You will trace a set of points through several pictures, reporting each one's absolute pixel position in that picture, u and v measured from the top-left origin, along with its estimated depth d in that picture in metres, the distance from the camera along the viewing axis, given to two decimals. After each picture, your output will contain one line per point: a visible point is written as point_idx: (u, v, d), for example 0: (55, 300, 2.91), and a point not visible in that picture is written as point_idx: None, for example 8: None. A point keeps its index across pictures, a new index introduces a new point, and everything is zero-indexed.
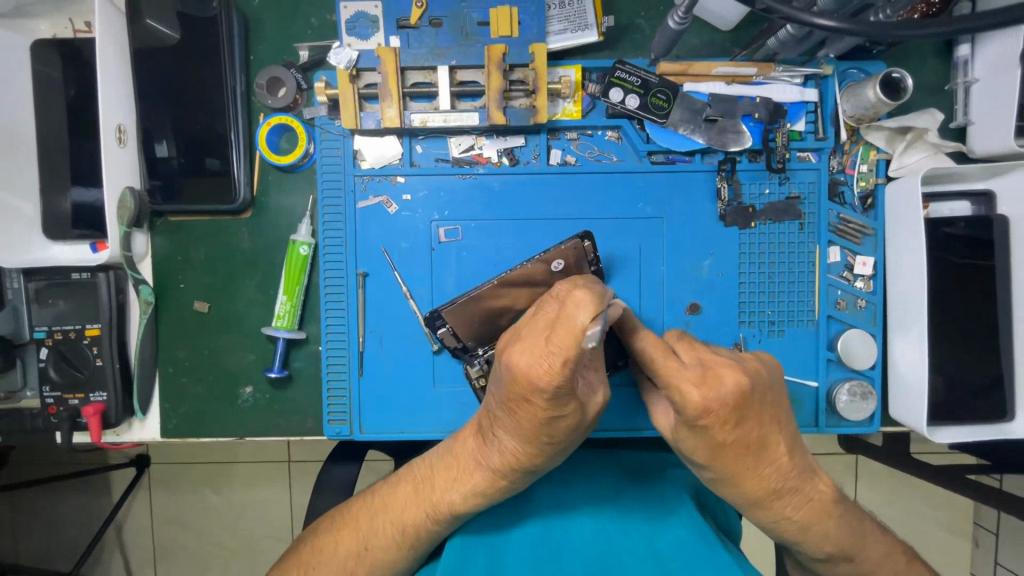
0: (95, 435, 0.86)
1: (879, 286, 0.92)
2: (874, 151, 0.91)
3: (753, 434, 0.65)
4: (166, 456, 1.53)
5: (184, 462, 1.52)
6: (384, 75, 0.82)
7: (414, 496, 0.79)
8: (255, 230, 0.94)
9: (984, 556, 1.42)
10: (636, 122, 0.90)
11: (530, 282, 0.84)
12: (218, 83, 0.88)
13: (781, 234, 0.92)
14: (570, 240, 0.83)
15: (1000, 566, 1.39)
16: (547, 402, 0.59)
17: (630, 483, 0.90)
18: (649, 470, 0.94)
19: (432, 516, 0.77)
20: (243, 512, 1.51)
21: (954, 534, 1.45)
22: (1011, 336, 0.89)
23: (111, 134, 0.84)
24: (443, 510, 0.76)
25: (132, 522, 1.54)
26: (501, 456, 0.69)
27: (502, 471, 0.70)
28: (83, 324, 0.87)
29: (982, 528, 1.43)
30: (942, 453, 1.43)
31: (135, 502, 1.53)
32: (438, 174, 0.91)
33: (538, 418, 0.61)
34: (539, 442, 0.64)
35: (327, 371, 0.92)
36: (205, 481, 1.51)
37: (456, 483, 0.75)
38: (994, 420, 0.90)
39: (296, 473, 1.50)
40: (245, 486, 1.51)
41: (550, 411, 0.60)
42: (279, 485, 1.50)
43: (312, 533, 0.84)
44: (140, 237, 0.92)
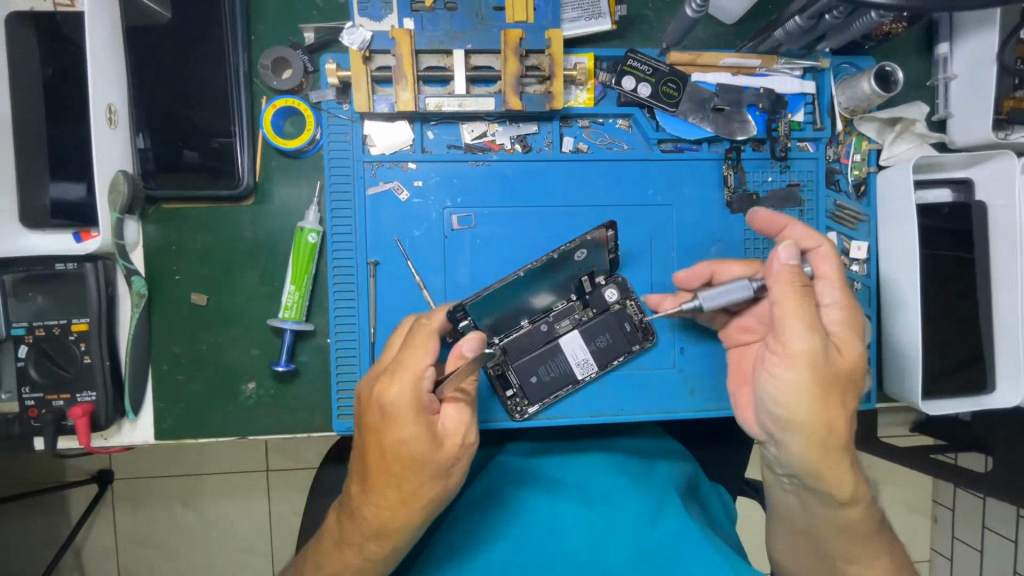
0: (83, 439, 0.80)
1: (873, 269, 0.97)
2: (866, 141, 0.96)
3: (829, 366, 0.70)
4: (136, 469, 1.43)
5: (161, 473, 1.42)
6: (398, 56, 0.81)
7: (392, 493, 0.71)
8: (257, 218, 0.90)
9: (942, 530, 1.52)
10: (646, 110, 0.92)
11: (551, 269, 0.86)
12: (221, 65, 0.85)
13: (783, 221, 0.95)
14: (596, 230, 0.84)
15: (956, 539, 1.49)
16: (417, 343, 0.72)
17: (626, 481, 0.92)
18: (642, 467, 0.97)
19: (413, 519, 0.72)
20: (224, 524, 1.44)
21: (915, 511, 1.54)
22: (990, 316, 0.96)
23: (101, 113, 0.77)
24: (395, 518, 0.72)
25: (95, 542, 1.43)
26: (451, 438, 0.73)
27: (457, 459, 0.73)
28: (69, 318, 0.80)
29: (940, 505, 1.52)
30: (906, 435, 1.52)
31: (101, 519, 1.43)
32: (450, 161, 0.90)
33: (402, 364, 0.71)
34: (425, 420, 0.70)
35: (336, 365, 0.88)
36: (180, 493, 1.43)
37: (389, 490, 0.71)
38: (975, 390, 0.96)
39: (276, 481, 1.44)
40: (223, 497, 1.43)
41: (411, 358, 0.71)
42: (261, 494, 1.43)
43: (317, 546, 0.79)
44: (132, 225, 0.85)
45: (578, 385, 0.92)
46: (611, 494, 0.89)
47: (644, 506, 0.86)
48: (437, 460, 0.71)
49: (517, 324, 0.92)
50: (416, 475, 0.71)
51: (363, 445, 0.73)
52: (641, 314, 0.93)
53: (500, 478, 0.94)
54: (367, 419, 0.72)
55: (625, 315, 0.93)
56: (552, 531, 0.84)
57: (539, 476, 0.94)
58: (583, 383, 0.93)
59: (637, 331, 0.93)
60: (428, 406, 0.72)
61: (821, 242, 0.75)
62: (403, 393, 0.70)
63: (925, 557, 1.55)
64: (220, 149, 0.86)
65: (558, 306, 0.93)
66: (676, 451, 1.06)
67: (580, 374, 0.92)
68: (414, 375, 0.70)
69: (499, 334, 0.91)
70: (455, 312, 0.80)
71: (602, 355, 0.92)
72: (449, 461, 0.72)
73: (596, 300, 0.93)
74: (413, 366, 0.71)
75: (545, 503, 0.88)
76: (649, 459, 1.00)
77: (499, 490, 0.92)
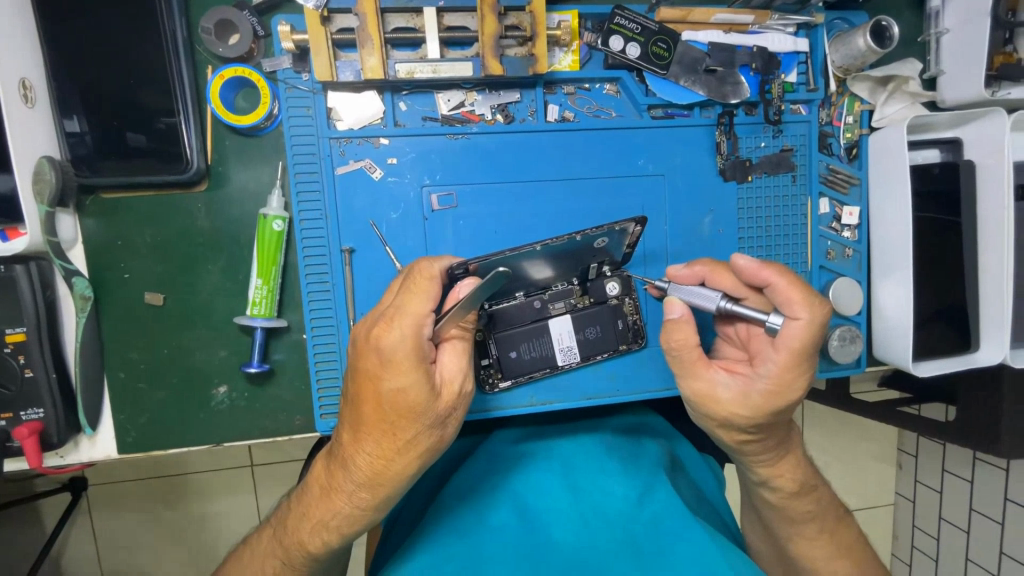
0: (34, 460, 0.72)
1: (864, 235, 0.96)
2: (858, 102, 0.93)
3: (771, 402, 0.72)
4: (105, 474, 1.35)
5: (134, 477, 1.35)
6: (362, 16, 0.72)
7: (384, 441, 0.66)
8: (214, 206, 0.81)
9: (906, 476, 1.59)
10: (635, 73, 0.86)
11: (560, 255, 0.78)
12: (155, 28, 0.73)
13: (776, 187, 0.92)
14: (626, 222, 0.75)
15: (919, 483, 1.55)
16: (419, 290, 0.66)
17: (611, 456, 0.91)
18: (629, 444, 0.96)
19: (408, 469, 0.68)
20: (205, 526, 1.37)
21: (883, 461, 1.61)
22: (978, 276, 0.96)
23: (12, 90, 0.66)
24: (390, 469, 0.67)
25: (70, 554, 1.35)
26: (446, 384, 0.69)
27: (453, 409, 0.70)
28: (2, 329, 0.71)
29: (905, 452, 1.59)
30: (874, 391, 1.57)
31: (73, 529, 1.35)
32: (425, 135, 0.82)
33: (403, 307, 0.65)
34: (426, 367, 0.65)
35: (313, 362, 0.82)
36: (156, 498, 1.36)
37: (386, 436, 0.66)
38: (960, 351, 0.97)
39: (260, 478, 1.37)
40: (201, 499, 1.37)
41: (412, 302, 0.66)
42: (242, 494, 1.37)
43: (284, 521, 0.72)
44: (66, 218, 0.75)
45: (556, 370, 0.89)
46: (600, 476, 0.87)
47: (631, 489, 0.84)
48: (435, 409, 0.67)
49: (512, 294, 0.87)
50: (413, 420, 0.66)
51: (356, 392, 0.68)
52: (635, 315, 0.91)
53: (485, 466, 0.92)
54: (363, 364, 0.66)
55: (620, 312, 0.90)
56: (539, 515, 0.82)
57: (526, 458, 0.92)
58: (564, 369, 0.89)
59: (628, 330, 0.90)
60: (428, 354, 0.67)
61: (799, 316, 0.69)
62: (404, 338, 0.64)
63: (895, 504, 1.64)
64: (165, 129, 0.76)
65: (556, 286, 0.88)
66: (664, 432, 1.04)
67: (561, 361, 0.89)
68: (414, 321, 0.65)
69: (491, 299, 0.85)
70: (453, 268, 0.73)
71: (588, 346, 0.89)
72: (445, 408, 0.69)
73: (596, 290, 0.89)
74: (414, 311, 0.65)
75: (537, 489, 0.86)
76: (639, 437, 0.99)
77: (485, 477, 0.90)
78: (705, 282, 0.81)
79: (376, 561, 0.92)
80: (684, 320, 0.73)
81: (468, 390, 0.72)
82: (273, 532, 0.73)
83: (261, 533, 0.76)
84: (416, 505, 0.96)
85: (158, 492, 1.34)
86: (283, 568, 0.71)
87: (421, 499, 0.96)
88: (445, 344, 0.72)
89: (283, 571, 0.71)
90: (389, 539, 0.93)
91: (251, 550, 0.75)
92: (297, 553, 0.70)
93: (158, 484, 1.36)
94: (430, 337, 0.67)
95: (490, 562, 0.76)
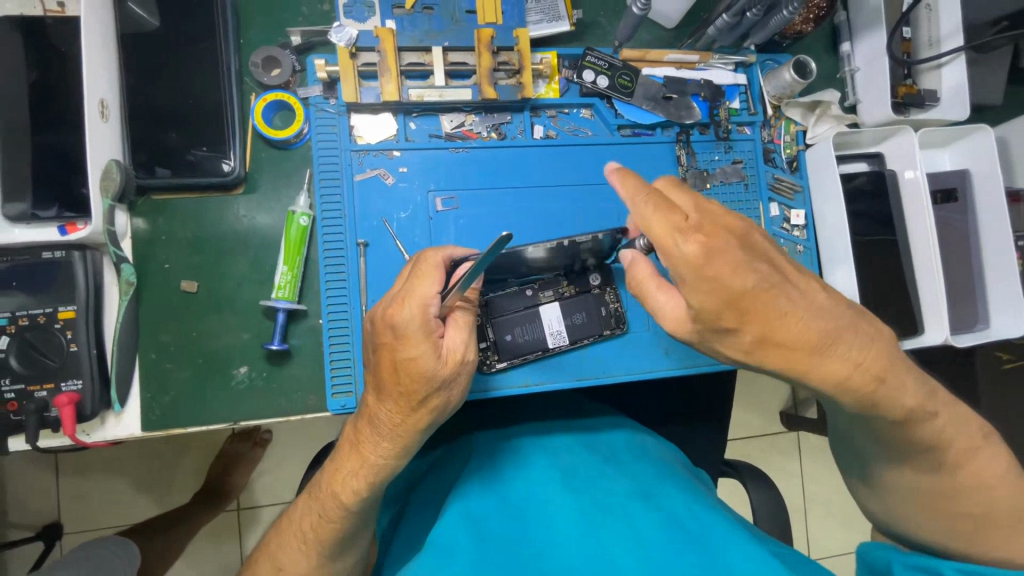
0: (69, 428, 0.78)
1: (812, 233, 1.10)
2: (794, 124, 1.12)
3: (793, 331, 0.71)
4: (83, 522, 1.49)
5: (110, 523, 1.49)
6: (383, 53, 0.90)
7: (401, 405, 0.76)
8: (249, 206, 0.94)
9: None
10: (606, 100, 1.04)
11: (549, 246, 0.90)
12: (214, 63, 0.90)
13: (731, 193, 1.08)
14: (606, 221, 0.88)
15: None
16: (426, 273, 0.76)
17: (608, 461, 0.97)
18: (627, 450, 1.02)
19: (422, 424, 0.78)
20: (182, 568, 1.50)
21: None
22: (914, 269, 1.10)
23: (94, 107, 0.80)
24: (405, 430, 0.77)
25: None
26: (452, 357, 0.77)
27: (457, 375, 0.78)
28: (55, 306, 0.80)
29: None
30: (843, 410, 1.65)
31: None
32: (432, 149, 0.97)
33: (413, 288, 0.75)
34: (434, 339, 0.74)
35: (328, 344, 0.91)
36: None
37: (401, 401, 0.75)
38: (911, 334, 1.09)
39: (247, 520, 1.53)
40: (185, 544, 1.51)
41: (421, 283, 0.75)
42: (230, 535, 1.52)
43: (320, 483, 0.85)
44: (120, 214, 0.87)
45: (548, 352, 0.98)
46: (600, 475, 0.93)
47: (629, 487, 0.90)
48: (442, 375, 0.75)
49: (506, 283, 0.99)
50: (422, 389, 0.75)
51: (375, 364, 0.78)
52: (617, 303, 1.02)
53: (490, 453, 0.99)
54: (380, 339, 0.75)
55: (603, 300, 1.01)
56: (541, 494, 0.89)
57: (528, 449, 1.00)
58: (555, 352, 0.99)
59: (611, 316, 1.01)
60: (436, 328, 0.76)
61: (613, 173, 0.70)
62: (414, 316, 0.73)
63: None
64: (193, 160, 0.89)
65: (546, 277, 1.00)
66: (662, 440, 1.11)
67: (552, 344, 0.98)
68: (422, 300, 0.74)
69: (490, 289, 0.99)
70: (457, 256, 0.82)
71: (577, 330, 0.99)
72: (450, 379, 0.77)
73: (580, 280, 1.01)
74: (422, 293, 0.74)
75: (538, 472, 0.94)
76: (639, 439, 1.06)
77: (492, 461, 0.98)
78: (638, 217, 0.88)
79: (388, 550, 1.00)
80: (637, 258, 0.76)
81: (475, 357, 0.80)
82: (310, 494, 0.88)
83: (298, 500, 0.91)
84: (427, 490, 1.03)
85: None
86: (319, 519, 0.84)
87: (432, 483, 1.03)
88: (454, 318, 0.80)
89: (319, 523, 0.84)
90: (403, 519, 1.02)
91: (293, 512, 0.90)
92: (331, 506, 0.82)
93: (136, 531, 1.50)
94: (437, 315, 0.76)
95: (496, 534, 0.83)
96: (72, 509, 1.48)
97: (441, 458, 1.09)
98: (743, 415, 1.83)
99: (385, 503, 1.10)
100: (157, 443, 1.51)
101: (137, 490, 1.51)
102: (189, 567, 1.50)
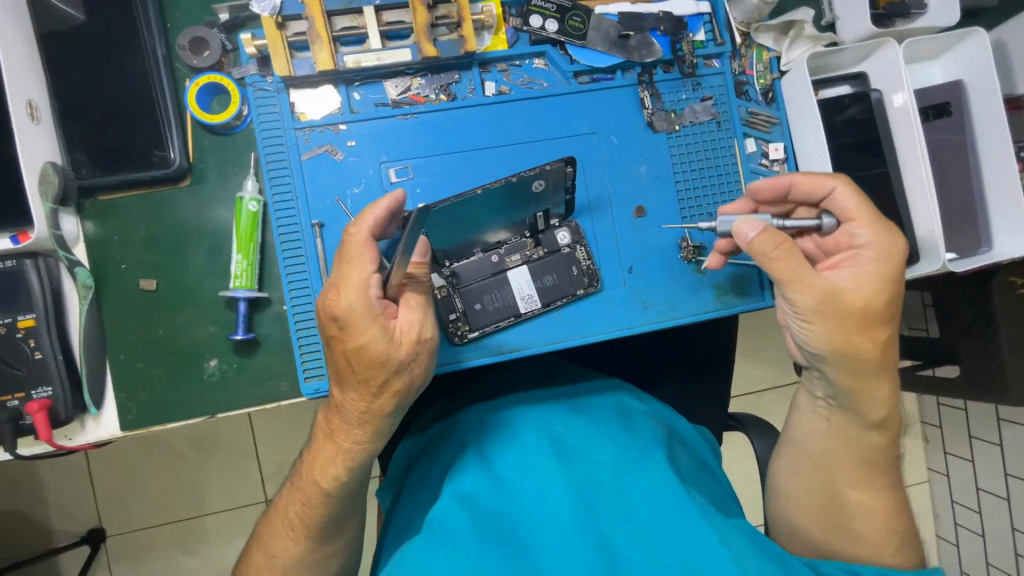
0: (44, 433, 0.79)
1: (793, 168, 1.04)
2: (766, 52, 1.04)
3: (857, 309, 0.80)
4: (121, 525, 1.55)
5: (145, 525, 1.55)
6: (310, 19, 0.85)
7: (363, 391, 0.75)
8: (197, 196, 0.92)
9: (935, 449, 1.71)
10: (559, 47, 0.98)
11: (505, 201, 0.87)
12: (139, 51, 0.87)
13: (703, 133, 1.02)
14: (554, 163, 0.83)
15: (949, 454, 1.66)
16: (360, 253, 0.72)
17: (599, 426, 0.94)
18: (618, 416, 0.98)
19: (388, 408, 0.77)
20: (217, 562, 1.57)
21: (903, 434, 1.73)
22: (905, 195, 1.03)
23: (21, 109, 0.78)
24: (372, 416, 0.77)
25: None
26: (407, 339, 0.74)
27: (415, 356, 0.75)
28: (14, 316, 0.79)
29: (929, 425, 1.72)
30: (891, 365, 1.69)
31: None
32: (380, 118, 0.93)
33: (351, 271, 0.72)
34: (381, 322, 0.72)
35: (295, 331, 0.89)
36: (175, 540, 1.56)
37: (361, 388, 0.75)
38: (905, 264, 1.02)
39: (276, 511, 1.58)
40: (218, 541, 1.57)
41: (356, 262, 0.72)
42: None
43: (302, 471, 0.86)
44: (68, 217, 0.86)
45: (520, 318, 0.95)
46: (591, 446, 0.89)
47: (622, 460, 0.87)
48: (397, 358, 0.73)
49: (470, 252, 0.96)
50: (379, 370, 0.73)
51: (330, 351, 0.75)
52: (588, 260, 0.98)
53: (475, 432, 0.96)
54: (328, 332, 0.73)
55: (574, 259, 0.97)
56: (532, 470, 0.86)
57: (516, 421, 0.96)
58: (528, 316, 0.96)
59: (585, 273, 0.97)
60: (381, 310, 0.73)
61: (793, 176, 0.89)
62: (355, 301, 0.71)
63: (923, 478, 1.74)
64: (138, 155, 0.88)
65: (512, 241, 0.97)
66: (654, 401, 1.07)
67: (524, 308, 0.95)
68: (360, 284, 0.71)
69: (452, 258, 0.95)
70: (409, 220, 0.82)
71: (548, 292, 0.96)
72: (408, 361, 0.75)
73: (548, 240, 0.98)
74: (359, 275, 0.72)
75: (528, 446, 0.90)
76: (630, 403, 1.02)
77: (478, 439, 0.95)
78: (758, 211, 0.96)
79: (388, 532, 1.00)
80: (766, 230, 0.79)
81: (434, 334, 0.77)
82: (292, 484, 0.88)
83: (283, 490, 0.91)
84: (422, 470, 1.01)
85: (176, 537, 1.55)
86: (303, 507, 0.84)
87: (423, 466, 1.01)
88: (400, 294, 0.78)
89: (305, 509, 0.84)
90: (400, 499, 1.01)
91: (280, 500, 0.91)
92: (313, 492, 0.83)
93: (172, 531, 1.56)
94: (380, 297, 0.73)
95: (492, 519, 0.81)
96: (109, 514, 1.54)
97: (430, 434, 1.06)
98: (751, 367, 1.79)
99: (384, 485, 1.10)
100: (179, 446, 1.55)
101: (161, 492, 1.55)
102: (226, 558, 1.57)
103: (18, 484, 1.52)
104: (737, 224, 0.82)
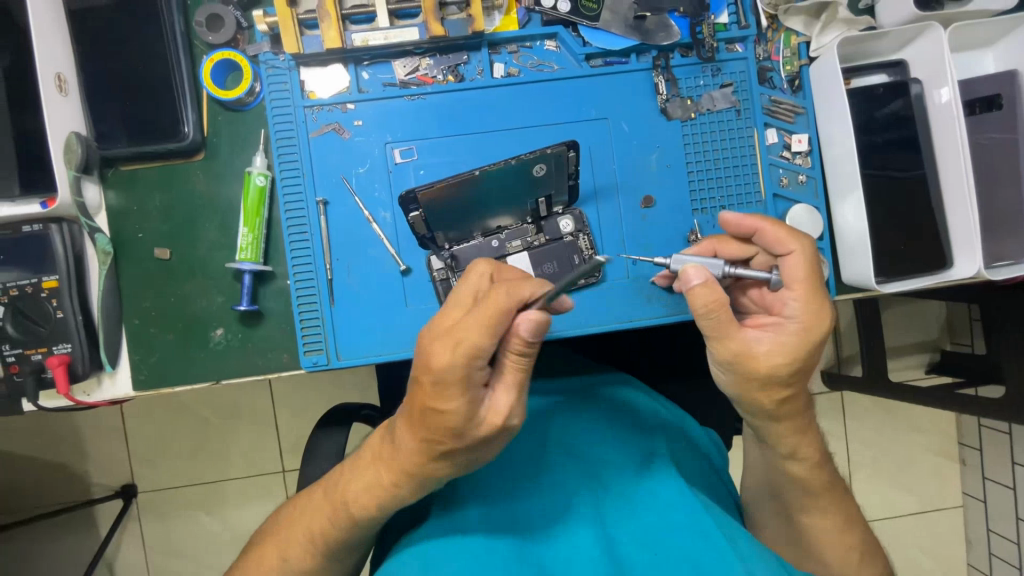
0: (61, 386, 0.85)
1: (817, 161, 0.97)
2: (795, 36, 0.98)
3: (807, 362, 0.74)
4: (150, 483, 1.65)
5: (170, 484, 1.64)
6: None
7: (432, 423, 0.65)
8: (210, 171, 0.95)
9: (972, 472, 1.59)
10: (571, 29, 0.95)
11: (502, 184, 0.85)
12: (158, 26, 0.89)
13: (721, 122, 0.97)
14: (556, 147, 0.81)
15: (987, 479, 1.55)
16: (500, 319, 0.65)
17: (606, 425, 0.89)
18: (626, 416, 0.92)
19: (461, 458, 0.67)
20: (236, 524, 1.65)
21: (938, 454, 1.63)
22: (940, 194, 0.95)
23: (49, 82, 0.82)
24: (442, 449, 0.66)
25: (126, 551, 1.65)
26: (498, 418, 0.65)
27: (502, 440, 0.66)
28: (40, 276, 0.85)
29: (967, 446, 1.60)
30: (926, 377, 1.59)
31: (127, 531, 1.65)
32: (386, 98, 0.93)
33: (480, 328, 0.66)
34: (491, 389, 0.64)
35: (298, 305, 0.92)
36: (197, 501, 1.65)
37: (437, 428, 0.64)
38: (936, 268, 0.95)
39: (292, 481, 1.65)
40: (237, 504, 1.65)
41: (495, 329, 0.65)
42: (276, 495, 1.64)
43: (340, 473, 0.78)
44: (91, 186, 0.90)
45: None
46: (600, 447, 0.85)
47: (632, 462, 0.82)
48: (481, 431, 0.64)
49: (470, 235, 0.94)
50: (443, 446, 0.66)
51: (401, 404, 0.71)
52: (590, 249, 0.96)
53: None
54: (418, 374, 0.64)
55: (576, 248, 0.95)
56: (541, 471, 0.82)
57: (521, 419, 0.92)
58: None
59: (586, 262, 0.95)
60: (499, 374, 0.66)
61: (762, 223, 0.79)
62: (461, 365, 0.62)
63: (957, 502, 1.63)
64: (154, 129, 0.91)
65: (513, 226, 0.95)
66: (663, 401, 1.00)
67: None
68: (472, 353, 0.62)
69: (453, 241, 0.93)
70: (408, 202, 0.82)
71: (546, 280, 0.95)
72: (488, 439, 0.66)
73: (550, 227, 0.95)
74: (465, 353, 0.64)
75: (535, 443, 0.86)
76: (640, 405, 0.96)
77: None
78: (718, 255, 0.86)
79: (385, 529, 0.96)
80: (709, 284, 0.71)
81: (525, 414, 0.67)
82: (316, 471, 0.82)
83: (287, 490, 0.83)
84: None
85: (198, 498, 1.64)
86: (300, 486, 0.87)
87: None
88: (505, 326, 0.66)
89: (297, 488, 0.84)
90: None
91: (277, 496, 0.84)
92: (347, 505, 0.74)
93: (195, 492, 1.65)
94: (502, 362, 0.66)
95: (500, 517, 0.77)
96: (139, 472, 1.65)
97: None
98: None
99: None
100: (204, 413, 1.63)
101: (186, 455, 1.64)
102: (244, 522, 1.65)
103: (62, 438, 1.64)
104: (683, 268, 0.74)
